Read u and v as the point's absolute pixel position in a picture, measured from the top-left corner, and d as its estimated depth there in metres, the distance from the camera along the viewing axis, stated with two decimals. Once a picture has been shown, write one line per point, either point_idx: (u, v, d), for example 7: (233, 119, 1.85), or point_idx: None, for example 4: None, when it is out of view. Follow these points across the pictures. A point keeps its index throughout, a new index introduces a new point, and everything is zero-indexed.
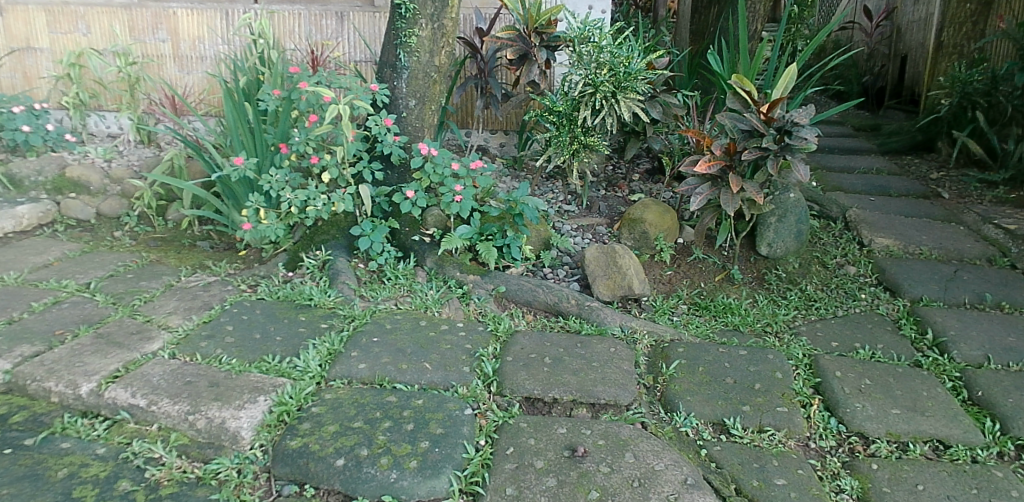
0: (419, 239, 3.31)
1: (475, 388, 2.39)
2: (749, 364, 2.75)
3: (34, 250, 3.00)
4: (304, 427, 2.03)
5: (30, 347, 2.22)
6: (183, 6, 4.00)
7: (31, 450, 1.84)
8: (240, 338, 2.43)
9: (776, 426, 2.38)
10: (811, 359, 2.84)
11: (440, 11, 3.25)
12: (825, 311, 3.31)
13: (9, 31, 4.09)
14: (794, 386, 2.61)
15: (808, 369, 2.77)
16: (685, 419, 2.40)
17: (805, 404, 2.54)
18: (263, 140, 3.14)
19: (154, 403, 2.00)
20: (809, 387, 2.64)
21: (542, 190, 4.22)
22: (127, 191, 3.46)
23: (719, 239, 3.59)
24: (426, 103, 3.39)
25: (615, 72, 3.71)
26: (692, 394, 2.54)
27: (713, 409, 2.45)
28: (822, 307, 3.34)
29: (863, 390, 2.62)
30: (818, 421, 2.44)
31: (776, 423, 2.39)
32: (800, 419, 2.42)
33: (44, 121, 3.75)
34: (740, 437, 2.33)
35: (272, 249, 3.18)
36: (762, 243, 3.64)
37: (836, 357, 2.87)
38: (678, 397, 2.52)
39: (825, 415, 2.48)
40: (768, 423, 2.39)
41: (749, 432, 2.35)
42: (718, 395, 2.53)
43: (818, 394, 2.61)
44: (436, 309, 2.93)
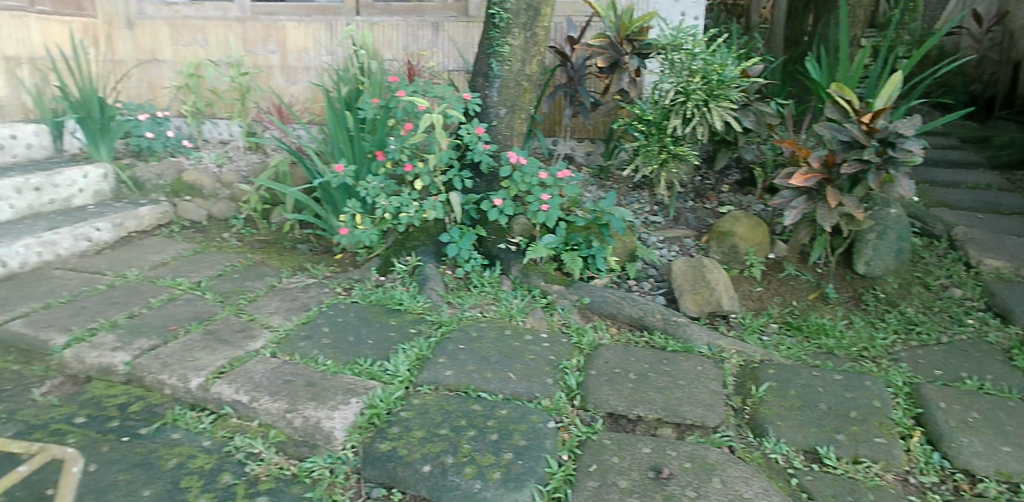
0: (505, 248, 3.31)
1: (558, 401, 2.37)
2: (844, 390, 2.59)
3: (154, 249, 3.21)
4: (393, 431, 2.07)
5: (147, 341, 2.34)
6: (291, 19, 4.20)
7: (145, 439, 1.95)
8: (335, 340, 2.51)
9: (872, 458, 2.23)
10: (912, 388, 2.65)
11: (532, 20, 3.25)
12: (927, 337, 3.08)
13: (137, 44, 4.42)
14: (893, 416, 2.44)
15: (909, 398, 2.59)
16: (774, 445, 2.29)
17: (904, 436, 2.37)
18: (360, 148, 3.21)
19: (256, 399, 2.09)
20: (908, 418, 2.46)
21: (628, 200, 4.14)
22: (237, 195, 3.63)
23: (813, 255, 3.45)
24: (516, 111, 3.39)
25: (708, 80, 3.62)
26: (783, 419, 2.41)
27: (805, 436, 2.32)
28: (924, 332, 3.11)
29: (969, 424, 2.41)
30: (919, 455, 2.28)
31: (873, 455, 2.24)
32: (900, 452, 2.26)
33: (166, 128, 3.92)
34: (833, 468, 2.20)
35: (366, 253, 3.25)
36: (859, 261, 3.44)
37: (940, 386, 2.66)
38: (767, 421, 2.40)
39: (926, 449, 2.30)
40: (864, 455, 2.24)
41: (843, 463, 2.22)
42: (810, 421, 2.40)
43: (919, 425, 2.43)
44: (520, 318, 2.93)
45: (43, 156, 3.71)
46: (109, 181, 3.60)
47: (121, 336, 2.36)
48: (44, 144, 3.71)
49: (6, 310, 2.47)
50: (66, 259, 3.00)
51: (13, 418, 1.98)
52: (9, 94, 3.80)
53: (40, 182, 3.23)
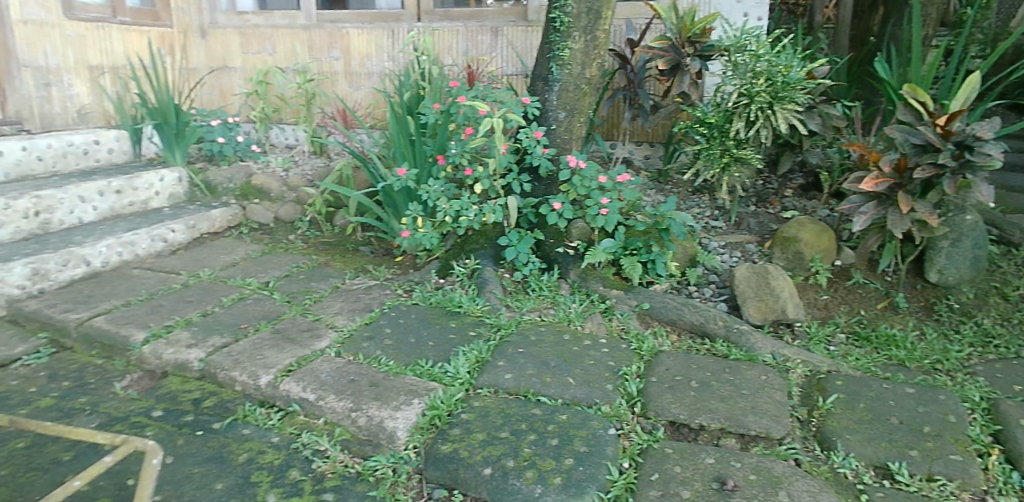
0: (563, 251, 3.28)
1: (619, 408, 2.33)
2: (916, 404, 2.47)
3: (224, 250, 3.32)
4: (454, 433, 2.08)
5: (220, 339, 2.42)
6: (355, 26, 4.29)
7: (218, 434, 2.02)
8: (397, 341, 2.54)
9: (948, 476, 2.12)
10: (990, 404, 2.50)
11: (593, 23, 3.23)
12: (1006, 351, 2.91)
13: (210, 52, 4.61)
14: (969, 433, 2.31)
15: (987, 414, 2.44)
16: (843, 459, 2.20)
17: (982, 454, 2.24)
18: (421, 152, 3.23)
19: (322, 398, 2.13)
20: (987, 435, 2.33)
21: (688, 204, 4.06)
22: (302, 198, 3.69)
23: (881, 263, 3.28)
24: (575, 115, 3.37)
25: (773, 81, 3.51)
26: (851, 433, 2.31)
27: (875, 451, 2.22)
28: (1002, 346, 2.94)
29: None
30: (997, 474, 2.15)
31: (948, 472, 2.12)
32: (977, 470, 2.14)
33: (236, 133, 4.05)
34: (906, 485, 2.10)
35: (426, 256, 3.28)
36: (931, 269, 3.24)
37: (1021, 403, 2.50)
38: (836, 434, 2.30)
39: (1005, 469, 2.18)
40: (939, 472, 2.13)
41: (917, 480, 2.11)
42: (880, 436, 2.29)
43: (998, 443, 2.30)
44: (579, 323, 2.89)
45: (123, 160, 3.90)
46: (184, 184, 3.76)
47: (196, 333, 2.44)
48: (124, 149, 3.90)
49: (91, 306, 2.59)
50: (144, 259, 3.13)
51: (96, 410, 2.08)
52: (93, 100, 4.02)
53: (121, 185, 3.39)
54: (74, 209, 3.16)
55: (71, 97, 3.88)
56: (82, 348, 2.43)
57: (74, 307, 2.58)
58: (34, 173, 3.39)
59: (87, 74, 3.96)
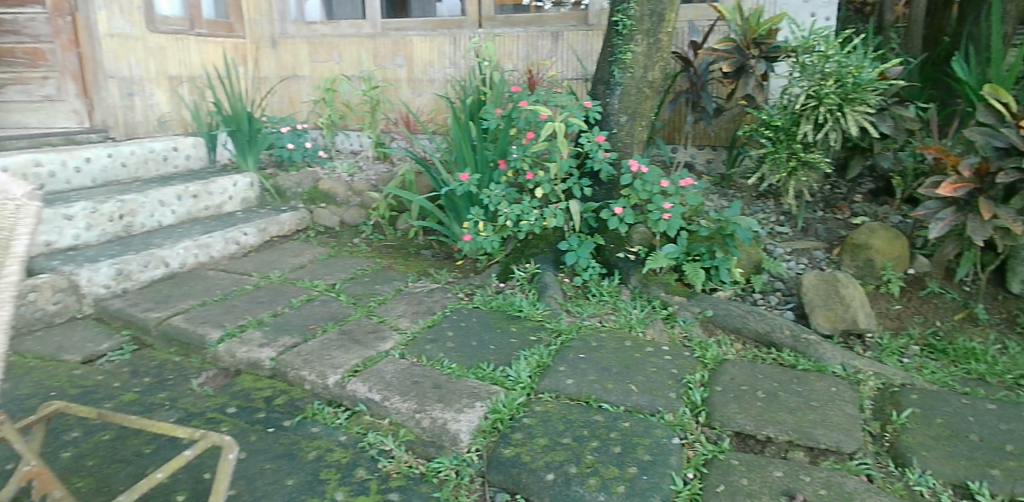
0: (624, 256, 3.24)
1: (682, 416, 2.28)
2: (999, 421, 2.33)
3: (293, 253, 3.42)
4: (516, 437, 2.08)
5: (290, 339, 2.49)
6: (418, 34, 4.37)
7: (288, 431, 2.08)
8: (459, 344, 2.56)
9: None
10: None
11: (656, 26, 3.19)
12: None
13: (280, 62, 4.78)
14: None
15: None
16: (919, 476, 2.09)
17: None
18: (483, 157, 3.26)
19: (387, 399, 2.16)
20: None
21: (752, 209, 3.95)
22: (366, 202, 3.76)
23: (959, 272, 3.10)
24: (637, 119, 3.32)
25: (843, 83, 3.38)
26: (928, 449, 2.20)
27: (954, 469, 2.10)
28: None
29: None
30: None
31: None
32: None
33: (305, 139, 4.16)
34: None
35: (487, 260, 3.30)
36: (1014, 279, 3.07)
37: None
38: (911, 451, 2.19)
39: None
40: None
41: None
42: (960, 453, 2.17)
43: None
44: (641, 329, 2.84)
45: (200, 166, 4.08)
46: (255, 189, 3.90)
47: (267, 332, 2.53)
48: (201, 155, 4.08)
49: (170, 306, 2.71)
50: (218, 261, 3.26)
51: (175, 405, 2.16)
52: (172, 109, 4.23)
53: (197, 189, 3.54)
54: (154, 212, 3.32)
55: (153, 107, 4.10)
56: (161, 346, 2.54)
57: (154, 306, 2.70)
58: (118, 178, 3.58)
59: (167, 84, 4.17)
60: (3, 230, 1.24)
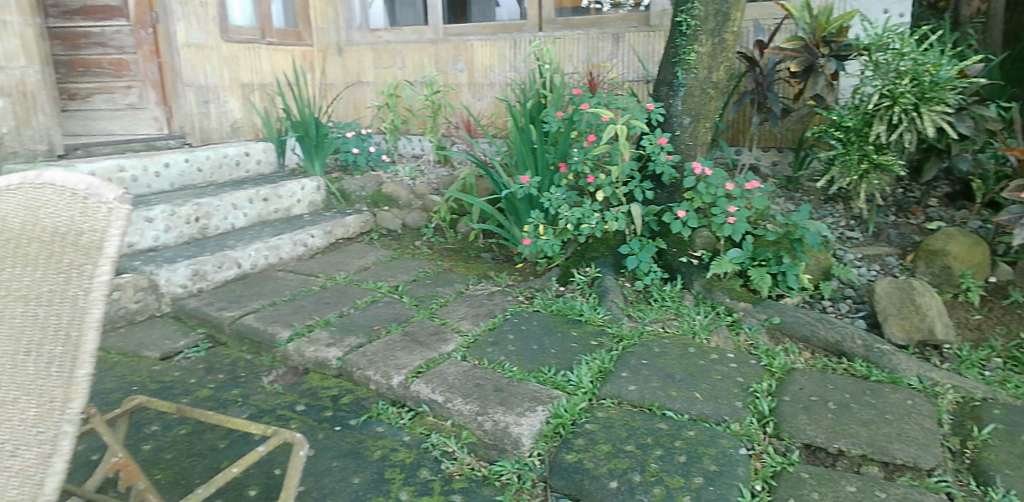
0: (686, 261, 3.16)
1: (749, 426, 2.21)
2: None
3: (357, 255, 3.50)
4: (579, 443, 2.06)
5: (355, 339, 2.54)
6: (479, 38, 4.40)
7: (354, 430, 2.12)
8: (520, 347, 2.56)
9: None
10: None
11: (721, 26, 3.12)
12: None
13: (345, 69, 4.90)
14: None
15: None
16: (1003, 496, 1.96)
17: None
18: (544, 160, 3.24)
19: (450, 400, 2.18)
20: None
21: (820, 213, 3.81)
22: (428, 205, 3.81)
23: None
24: (700, 120, 3.25)
25: (919, 82, 3.22)
26: (1013, 468, 2.06)
27: None
28: None
29: None
30: None
31: None
32: None
33: (369, 144, 4.26)
34: None
35: (546, 263, 3.29)
36: None
37: None
38: (994, 469, 2.07)
39: None
40: None
41: None
42: None
43: None
44: (705, 336, 2.76)
45: (270, 170, 4.22)
46: (321, 192, 4.00)
47: (334, 333, 2.58)
48: (271, 160, 4.22)
49: (242, 305, 2.81)
50: (286, 262, 3.36)
51: (247, 402, 2.23)
52: (243, 116, 4.38)
53: (268, 193, 3.66)
54: (227, 215, 3.45)
55: (226, 113, 4.24)
56: (234, 344, 2.63)
57: (228, 306, 2.80)
58: (194, 183, 3.73)
59: (239, 92, 4.31)
60: (97, 232, 1.31)
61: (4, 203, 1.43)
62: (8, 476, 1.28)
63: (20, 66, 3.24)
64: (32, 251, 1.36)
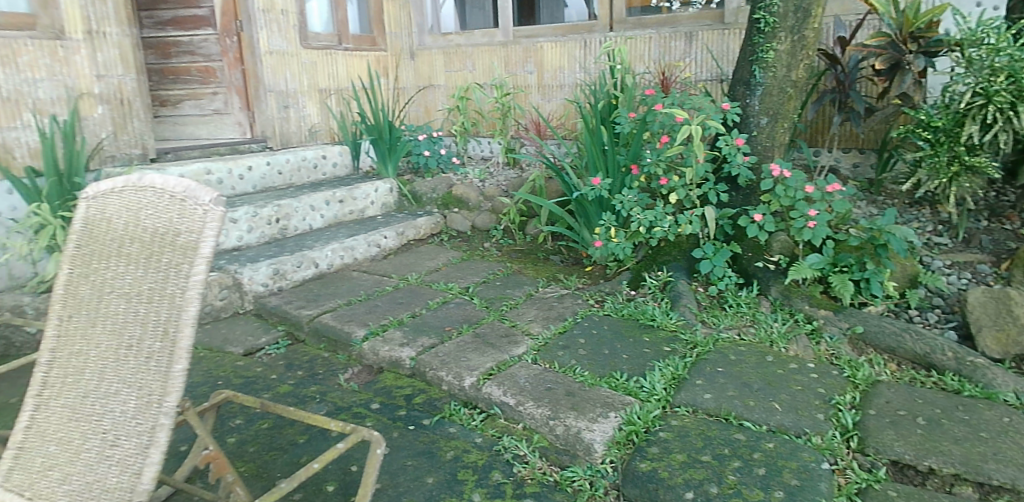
0: (762, 266, 3.04)
1: (832, 440, 2.10)
2: None
3: (428, 256, 3.55)
4: (653, 451, 2.01)
5: (427, 340, 2.57)
6: (549, 40, 4.39)
7: (428, 430, 2.14)
8: (592, 352, 2.53)
9: None
10: None
11: (801, 22, 3.00)
12: None
13: (417, 72, 5.02)
14: None
15: None
16: None
17: None
18: (615, 161, 3.19)
19: (521, 403, 2.18)
20: None
21: (905, 217, 3.61)
22: (497, 207, 3.83)
23: None
24: (779, 120, 3.13)
25: (1017, 78, 2.98)
26: None
27: None
28: None
29: None
30: None
31: None
32: None
33: (440, 146, 4.33)
34: None
35: (616, 267, 3.24)
36: None
37: None
38: None
39: None
40: None
41: None
42: None
43: None
44: (783, 345, 2.64)
45: (345, 173, 4.34)
46: (394, 194, 4.08)
47: (407, 333, 2.63)
48: (346, 163, 4.34)
49: (319, 304, 2.89)
50: (361, 262, 3.44)
51: (325, 399, 2.29)
52: (321, 120, 4.49)
53: (343, 195, 3.76)
54: (306, 216, 3.56)
55: (305, 117, 4.35)
56: (312, 342, 2.71)
57: (306, 304, 2.89)
58: (274, 185, 3.87)
59: (317, 97, 4.42)
60: (193, 233, 1.37)
61: (108, 206, 1.50)
62: (109, 465, 1.34)
63: (117, 74, 3.44)
64: (134, 251, 1.43)
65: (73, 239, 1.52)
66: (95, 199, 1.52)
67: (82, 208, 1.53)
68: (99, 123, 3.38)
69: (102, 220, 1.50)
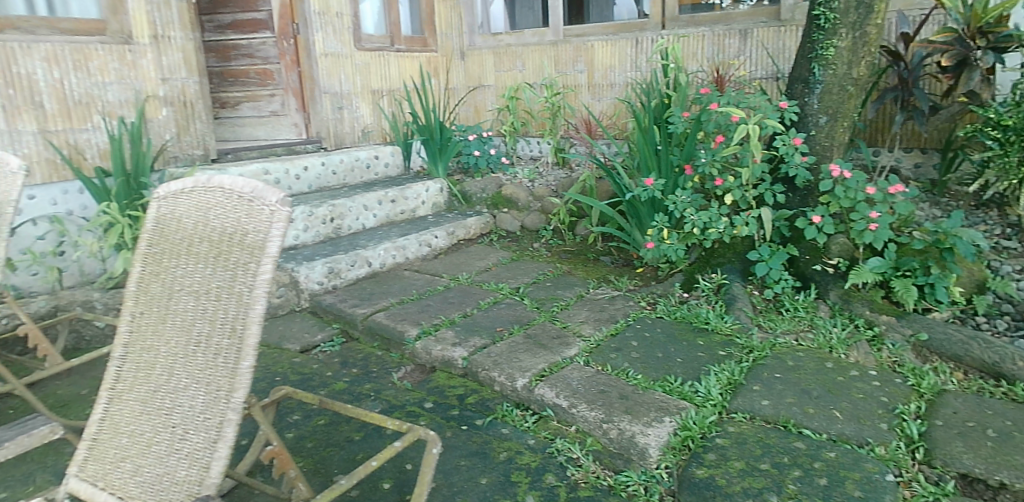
0: (821, 269, 2.94)
1: (896, 451, 2.01)
2: None
3: (478, 256, 3.56)
4: (710, 458, 1.97)
5: (479, 340, 2.58)
6: (599, 39, 4.36)
7: (481, 430, 2.15)
8: (645, 355, 2.50)
9: None
10: None
11: (864, 18, 2.90)
12: None
13: (468, 73, 5.05)
14: None
15: None
16: None
17: None
18: (668, 162, 3.14)
19: (574, 405, 2.16)
20: None
21: (971, 219, 3.45)
22: (546, 207, 3.82)
23: None
24: (839, 119, 3.03)
25: None
26: None
27: None
28: None
29: None
30: None
31: None
32: None
33: (490, 146, 4.35)
34: None
35: (669, 268, 3.19)
36: None
37: None
38: None
39: None
40: None
41: None
42: None
43: None
44: (843, 351, 2.55)
45: (397, 173, 4.39)
46: (444, 194, 4.11)
47: (459, 332, 2.64)
48: (397, 163, 4.39)
49: (373, 303, 2.93)
50: (412, 262, 3.48)
51: (379, 396, 2.32)
52: (373, 121, 4.56)
53: (395, 195, 3.80)
54: (359, 216, 3.62)
55: (358, 118, 4.42)
56: (366, 340, 2.75)
57: (360, 303, 2.93)
58: (329, 185, 3.95)
59: (370, 98, 4.49)
60: (260, 233, 1.39)
61: (178, 206, 1.54)
62: (178, 458, 1.39)
63: (181, 78, 3.55)
64: (203, 250, 1.47)
65: (145, 238, 1.57)
66: (165, 199, 1.56)
67: (153, 208, 1.57)
68: (163, 125, 3.50)
69: (173, 220, 1.54)
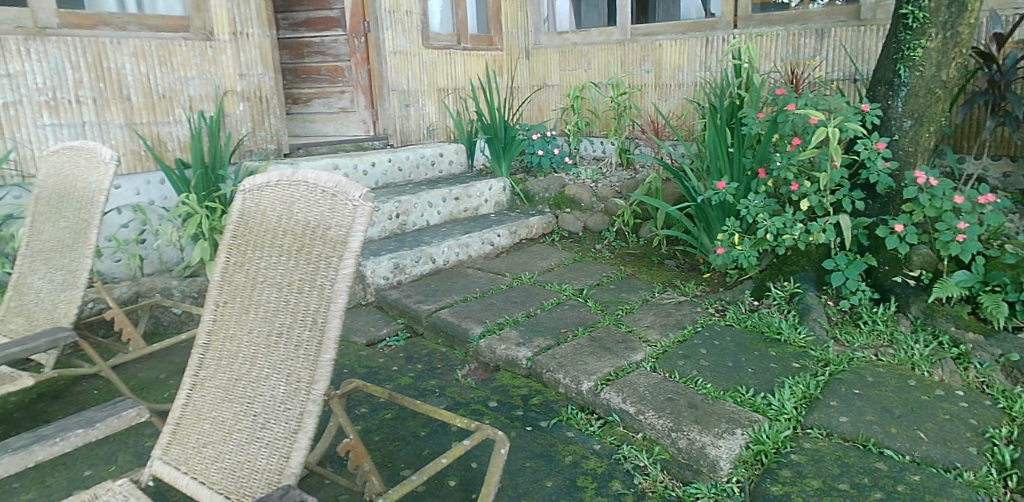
0: (902, 281, 2.79)
1: (986, 477, 1.88)
2: None
3: (540, 256, 3.54)
4: (784, 474, 1.90)
5: (544, 340, 2.56)
6: (669, 38, 4.28)
7: (546, 432, 2.13)
8: (715, 363, 2.43)
9: None
10: None
11: (955, 17, 2.75)
12: None
13: (532, 72, 5.06)
14: None
15: None
16: None
17: None
18: (740, 165, 3.06)
19: (641, 412, 2.12)
20: None
21: None
22: (610, 209, 3.76)
23: None
24: (924, 123, 2.89)
25: None
26: None
27: None
28: None
29: None
30: None
31: None
32: None
33: (554, 146, 4.33)
34: None
35: (738, 275, 3.10)
36: None
37: None
38: None
39: None
40: None
41: None
42: None
43: None
44: (927, 368, 2.42)
45: (460, 171, 4.41)
46: (507, 193, 4.12)
47: (523, 332, 2.62)
48: (461, 161, 4.41)
49: (437, 300, 2.94)
50: (475, 259, 3.49)
51: (444, 393, 2.33)
52: (439, 118, 4.59)
53: (459, 192, 3.82)
54: (423, 212, 3.65)
55: (424, 116, 4.47)
56: (430, 336, 2.77)
57: (425, 298, 2.95)
58: (394, 181, 4.00)
59: (436, 95, 4.52)
60: (343, 227, 1.40)
61: (263, 199, 1.56)
62: (259, 447, 1.42)
63: (258, 74, 3.64)
64: (287, 243, 1.49)
65: (231, 230, 1.60)
66: (250, 193, 1.59)
67: (239, 200, 1.60)
68: (240, 119, 3.60)
69: (258, 212, 1.56)
